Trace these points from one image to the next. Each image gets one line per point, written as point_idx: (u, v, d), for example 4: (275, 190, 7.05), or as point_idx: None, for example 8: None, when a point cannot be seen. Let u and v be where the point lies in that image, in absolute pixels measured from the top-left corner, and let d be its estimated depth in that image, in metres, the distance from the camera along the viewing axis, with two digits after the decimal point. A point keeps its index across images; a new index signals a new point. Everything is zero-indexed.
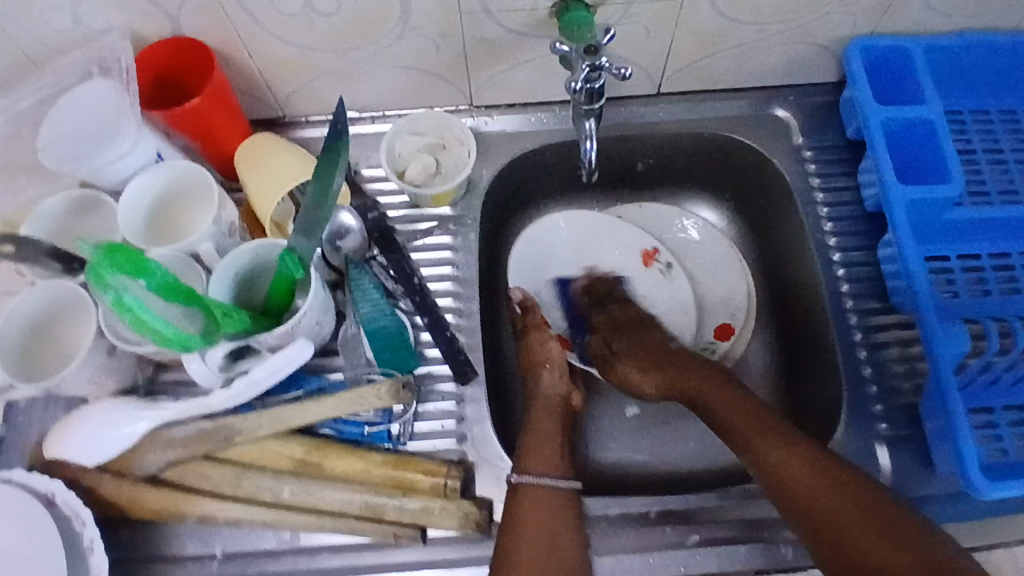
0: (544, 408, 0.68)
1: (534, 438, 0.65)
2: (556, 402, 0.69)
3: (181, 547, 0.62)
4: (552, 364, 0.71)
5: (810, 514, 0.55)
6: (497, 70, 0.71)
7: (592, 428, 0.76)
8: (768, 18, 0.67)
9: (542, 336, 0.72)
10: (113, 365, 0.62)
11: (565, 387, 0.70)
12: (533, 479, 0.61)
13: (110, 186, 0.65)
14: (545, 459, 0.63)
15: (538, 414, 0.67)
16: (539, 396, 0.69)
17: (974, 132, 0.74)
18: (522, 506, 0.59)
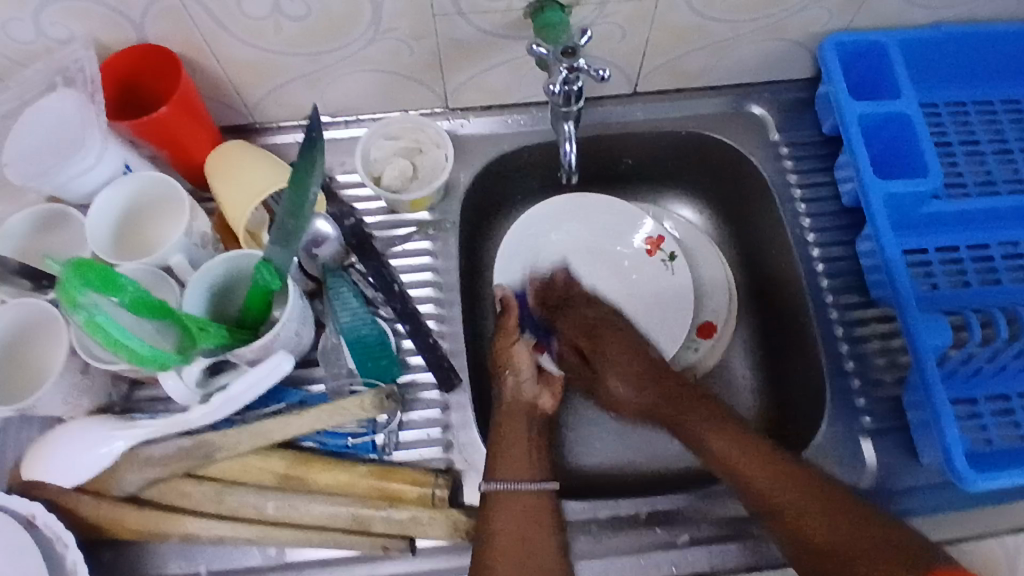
0: (512, 410, 0.66)
1: (505, 441, 0.64)
2: (526, 403, 0.67)
3: (164, 567, 0.60)
4: (516, 369, 0.69)
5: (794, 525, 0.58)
6: (473, 72, 0.70)
7: (570, 434, 0.75)
8: (742, 15, 0.67)
9: (509, 339, 0.70)
10: (87, 384, 0.60)
11: (533, 389, 0.69)
12: (505, 486, 0.61)
13: (78, 199, 0.63)
14: (520, 466, 0.62)
15: (508, 416, 0.66)
16: (506, 400, 0.67)
17: (949, 124, 0.75)
18: (494, 513, 0.60)
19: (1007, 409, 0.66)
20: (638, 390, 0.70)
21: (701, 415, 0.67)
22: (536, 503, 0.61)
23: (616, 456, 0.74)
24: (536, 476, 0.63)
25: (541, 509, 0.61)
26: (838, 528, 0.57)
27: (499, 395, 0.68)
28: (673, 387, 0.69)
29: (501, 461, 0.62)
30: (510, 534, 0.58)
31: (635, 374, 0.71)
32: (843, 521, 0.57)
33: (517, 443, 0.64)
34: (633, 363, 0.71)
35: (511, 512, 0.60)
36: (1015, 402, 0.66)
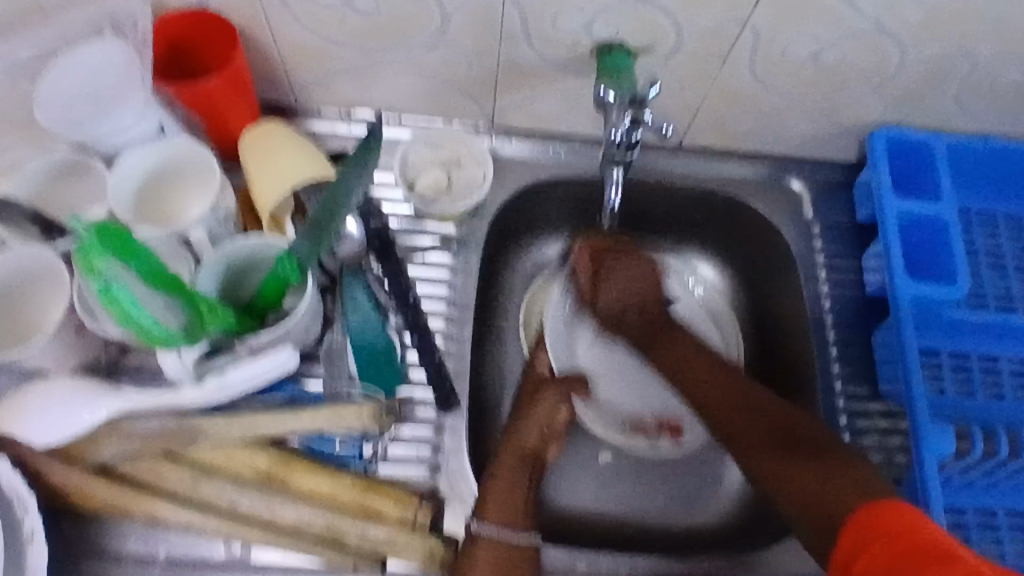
0: (517, 456, 0.63)
1: (501, 483, 0.61)
2: (531, 450, 0.64)
3: (124, 545, 0.58)
4: (547, 418, 0.66)
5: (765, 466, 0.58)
6: (525, 96, 0.69)
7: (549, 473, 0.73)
8: (801, 90, 0.67)
9: (557, 395, 0.68)
10: (79, 344, 0.57)
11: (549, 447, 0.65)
12: (492, 532, 0.58)
13: (104, 153, 0.61)
14: (506, 510, 0.60)
15: (502, 466, 0.62)
16: (512, 445, 0.63)
17: (978, 233, 0.75)
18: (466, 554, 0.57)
19: (991, 525, 0.66)
20: (636, 301, 0.73)
21: (699, 370, 0.68)
22: (517, 555, 0.58)
23: (598, 502, 0.72)
24: (527, 526, 0.60)
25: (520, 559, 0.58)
26: (811, 472, 0.55)
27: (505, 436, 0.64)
28: (659, 318, 0.72)
29: (491, 502, 0.60)
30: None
31: (634, 294, 0.73)
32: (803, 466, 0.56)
33: (515, 488, 0.61)
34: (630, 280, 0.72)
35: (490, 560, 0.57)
36: (1000, 519, 0.66)
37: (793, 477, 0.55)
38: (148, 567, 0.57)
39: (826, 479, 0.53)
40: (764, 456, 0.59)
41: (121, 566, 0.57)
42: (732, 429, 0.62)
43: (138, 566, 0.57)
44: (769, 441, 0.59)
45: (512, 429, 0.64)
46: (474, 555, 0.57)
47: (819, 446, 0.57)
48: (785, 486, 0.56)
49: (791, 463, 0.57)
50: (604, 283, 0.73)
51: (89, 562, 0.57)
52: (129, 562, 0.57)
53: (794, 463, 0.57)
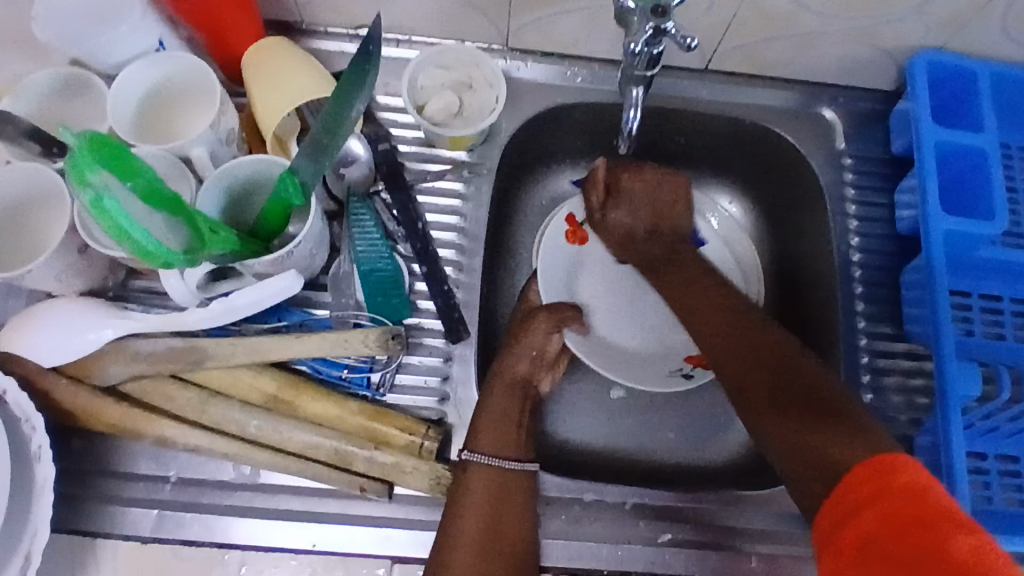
0: (506, 384, 0.62)
1: (491, 410, 0.60)
2: (519, 377, 0.63)
3: (134, 464, 0.58)
4: (538, 349, 0.64)
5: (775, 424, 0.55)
6: (542, 13, 0.65)
7: (552, 403, 0.73)
8: (842, 8, 0.62)
9: (544, 328, 0.65)
10: (83, 265, 0.57)
11: (532, 372, 0.64)
12: (486, 460, 0.58)
13: (102, 69, 0.59)
14: (499, 438, 0.59)
15: (493, 393, 0.61)
16: (501, 373, 0.62)
17: (1022, 168, 0.70)
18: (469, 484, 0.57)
19: (1014, 471, 0.63)
20: (640, 219, 0.73)
21: (718, 317, 0.64)
22: (512, 484, 0.58)
23: (604, 436, 0.72)
24: (517, 454, 0.60)
25: (516, 488, 0.58)
26: (813, 427, 0.52)
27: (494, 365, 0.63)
28: (668, 242, 0.73)
29: (485, 430, 0.59)
30: (479, 510, 0.56)
31: (645, 202, 0.73)
32: (813, 431, 0.52)
33: (504, 415, 0.61)
34: (645, 201, 0.73)
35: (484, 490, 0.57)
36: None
37: (805, 442, 0.52)
38: (159, 487, 0.58)
39: (829, 433, 0.51)
40: (775, 417, 0.56)
41: (132, 485, 0.58)
42: (746, 389, 0.59)
43: (148, 486, 0.58)
44: (782, 403, 0.56)
45: (500, 359, 0.63)
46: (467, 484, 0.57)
47: (828, 398, 0.54)
48: (790, 447, 0.53)
49: (796, 429, 0.54)
50: (619, 198, 0.73)
51: (100, 480, 0.58)
52: (140, 482, 0.58)
53: (805, 430, 0.53)
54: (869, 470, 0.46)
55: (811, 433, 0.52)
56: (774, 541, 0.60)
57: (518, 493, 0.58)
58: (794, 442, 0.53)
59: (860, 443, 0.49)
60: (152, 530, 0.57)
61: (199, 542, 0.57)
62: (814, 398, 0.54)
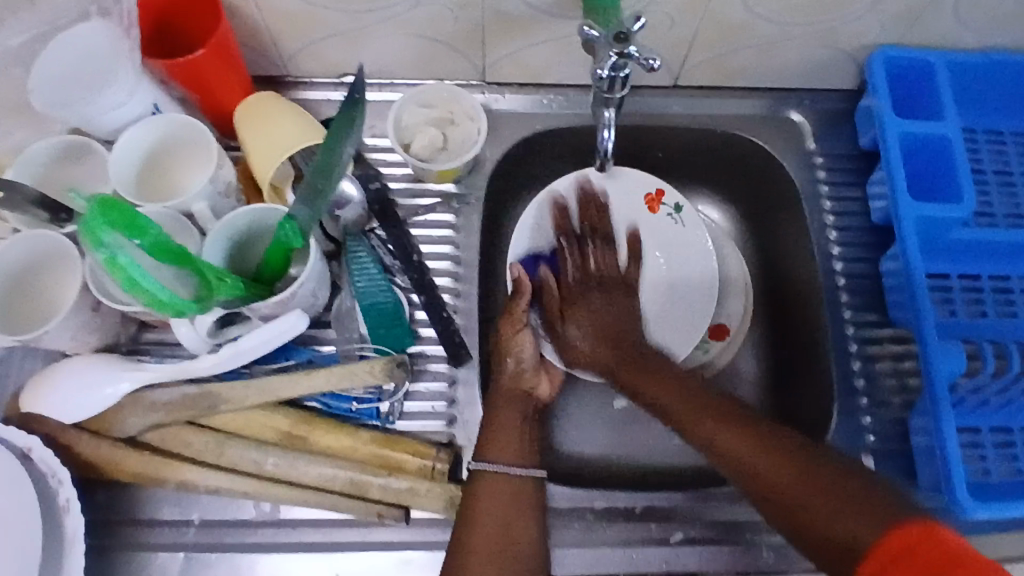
0: (506, 397, 0.64)
1: (498, 421, 0.62)
2: (519, 390, 0.65)
3: (158, 511, 0.60)
4: (515, 355, 0.67)
5: (778, 499, 0.52)
6: (515, 46, 0.69)
7: (560, 422, 0.75)
8: (795, 17, 0.65)
9: (517, 325, 0.68)
10: (97, 321, 0.59)
11: (532, 377, 0.67)
12: (494, 468, 0.59)
13: (104, 135, 0.63)
14: (513, 447, 0.61)
15: (500, 405, 0.64)
16: (504, 384, 0.65)
17: (986, 152, 0.73)
18: (479, 494, 0.58)
19: (1008, 442, 0.65)
20: (602, 323, 0.69)
21: (686, 394, 0.61)
22: (520, 489, 0.59)
23: (611, 449, 0.74)
24: (525, 461, 0.61)
25: (521, 495, 0.59)
26: (824, 498, 0.49)
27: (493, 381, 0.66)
28: (615, 326, 0.68)
29: (495, 443, 0.61)
30: (489, 517, 0.57)
31: (600, 314, 0.69)
32: (819, 494, 0.50)
33: (509, 426, 0.63)
34: (595, 317, 0.69)
35: (494, 498, 0.58)
36: (1017, 436, 0.65)
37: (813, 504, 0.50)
38: (182, 531, 0.60)
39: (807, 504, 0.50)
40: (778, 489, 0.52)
41: (157, 531, 0.60)
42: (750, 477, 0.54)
43: (172, 531, 0.60)
44: (778, 474, 0.53)
45: (494, 375, 0.66)
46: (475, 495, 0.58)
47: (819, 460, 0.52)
48: (777, 505, 0.52)
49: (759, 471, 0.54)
50: (572, 311, 0.70)
51: (126, 529, 0.60)
52: (164, 528, 0.60)
53: (811, 494, 0.50)
54: (900, 541, 0.43)
55: (820, 501, 0.49)
56: None
57: (528, 502, 0.59)
58: (773, 491, 0.52)
59: (840, 509, 0.48)
60: (180, 573, 0.59)
61: None
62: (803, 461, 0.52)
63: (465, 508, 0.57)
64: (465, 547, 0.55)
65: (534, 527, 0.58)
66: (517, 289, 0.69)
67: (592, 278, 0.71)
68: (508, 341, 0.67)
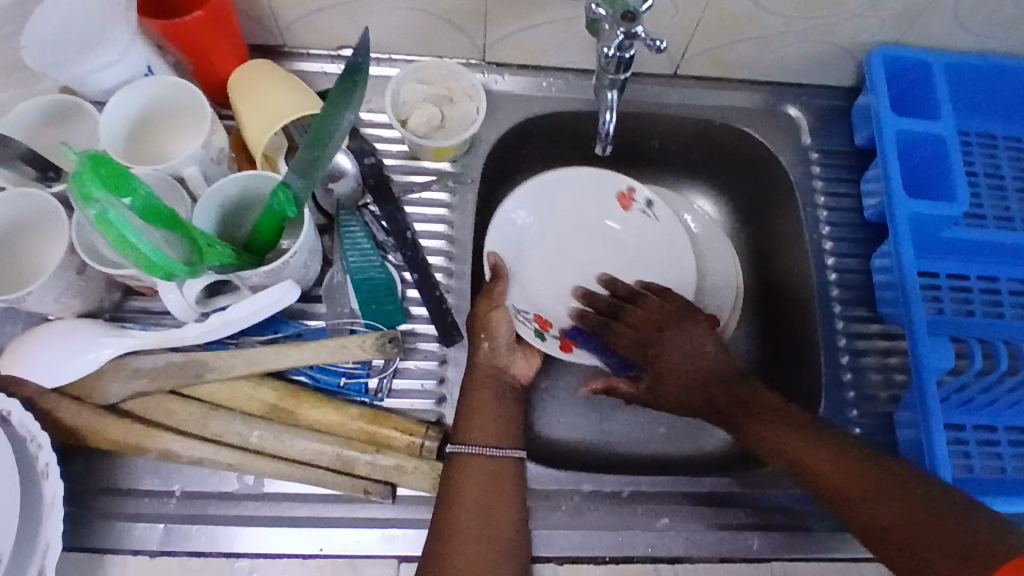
0: (485, 374, 0.63)
1: (474, 403, 0.61)
2: (497, 367, 0.64)
3: (138, 480, 0.59)
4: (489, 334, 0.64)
5: (869, 520, 0.53)
6: (517, 26, 0.68)
7: (547, 407, 0.74)
8: (800, 10, 0.66)
9: (492, 303, 0.66)
10: (82, 285, 0.58)
11: (508, 356, 0.65)
12: (474, 450, 0.58)
13: (94, 96, 0.61)
14: (499, 427, 0.61)
15: (475, 385, 0.62)
16: (480, 363, 0.64)
17: (977, 154, 0.75)
18: (460, 479, 0.57)
19: (990, 440, 0.66)
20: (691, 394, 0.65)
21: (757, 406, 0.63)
22: (501, 470, 0.58)
23: (599, 436, 0.73)
24: (504, 442, 0.60)
25: (501, 476, 0.58)
26: (907, 513, 0.52)
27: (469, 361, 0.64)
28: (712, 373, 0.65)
29: (477, 426, 0.60)
30: (469, 502, 0.56)
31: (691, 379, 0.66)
32: (896, 501, 0.52)
33: (488, 405, 0.62)
34: (687, 367, 0.66)
35: (475, 478, 0.57)
36: (999, 434, 0.66)
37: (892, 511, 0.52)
38: (163, 502, 0.59)
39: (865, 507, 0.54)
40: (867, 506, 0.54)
41: (137, 501, 0.59)
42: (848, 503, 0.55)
43: (152, 501, 0.59)
44: (873, 490, 0.54)
45: (472, 353, 0.64)
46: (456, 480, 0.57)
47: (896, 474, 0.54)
48: (863, 522, 0.53)
49: (843, 489, 0.55)
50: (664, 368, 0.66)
51: (105, 498, 0.59)
52: (145, 498, 0.59)
53: (898, 507, 0.52)
54: None
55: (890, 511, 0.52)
56: (769, 521, 0.62)
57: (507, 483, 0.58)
58: (849, 502, 0.55)
59: (912, 518, 0.51)
60: (159, 544, 0.58)
61: (206, 553, 0.58)
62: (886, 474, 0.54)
63: (444, 492, 0.56)
64: (446, 534, 0.55)
65: (513, 510, 0.57)
66: (495, 273, 0.68)
67: (661, 323, 0.68)
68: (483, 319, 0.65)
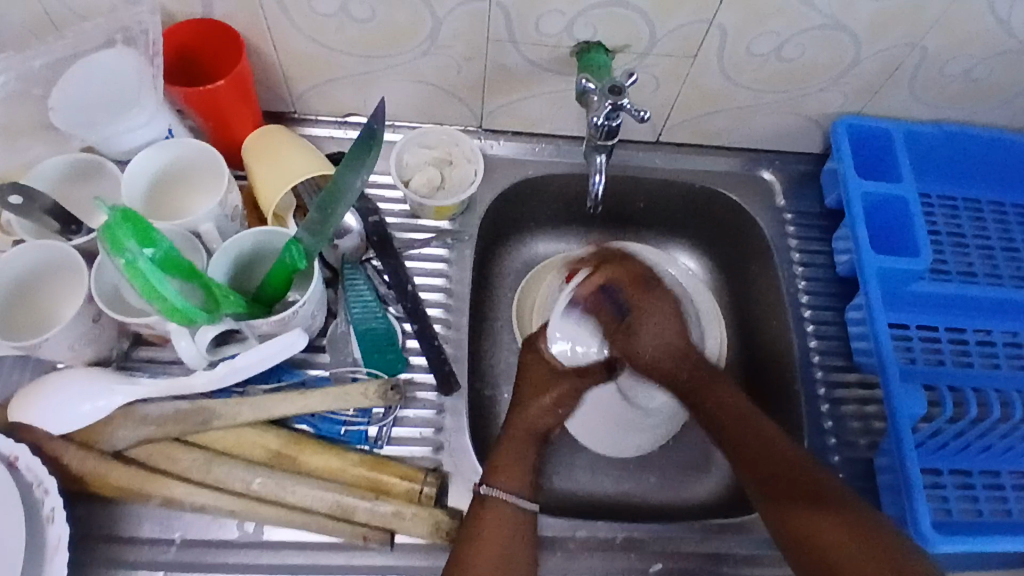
0: (524, 430, 0.67)
1: (508, 452, 0.65)
2: (541, 429, 0.67)
3: (139, 528, 0.60)
4: (558, 400, 0.68)
5: (777, 508, 0.61)
6: (512, 97, 0.74)
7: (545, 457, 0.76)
8: (769, 85, 0.72)
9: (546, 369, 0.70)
10: (95, 333, 0.60)
11: (551, 420, 0.68)
12: (502, 496, 0.61)
13: (116, 155, 0.65)
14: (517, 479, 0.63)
15: (512, 438, 0.66)
16: (520, 418, 0.67)
17: (939, 215, 0.80)
18: (486, 516, 0.60)
19: (968, 484, 0.69)
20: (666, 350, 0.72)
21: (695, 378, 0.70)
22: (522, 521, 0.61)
23: (591, 485, 0.75)
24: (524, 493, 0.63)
25: (523, 530, 0.61)
26: (804, 510, 0.59)
27: (513, 413, 0.68)
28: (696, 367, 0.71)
29: (502, 468, 0.63)
30: (490, 543, 0.58)
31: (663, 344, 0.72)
32: (817, 510, 0.59)
33: (519, 456, 0.65)
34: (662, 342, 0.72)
35: (499, 525, 0.60)
36: (975, 478, 0.69)
37: (799, 521, 0.59)
38: (163, 550, 0.60)
39: (784, 511, 0.60)
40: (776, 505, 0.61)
41: (137, 549, 0.60)
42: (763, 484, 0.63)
43: (153, 549, 0.60)
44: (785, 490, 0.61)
45: (520, 408, 0.68)
46: (486, 517, 0.60)
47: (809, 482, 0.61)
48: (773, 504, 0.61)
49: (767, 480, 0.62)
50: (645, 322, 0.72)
51: (106, 545, 0.60)
52: (145, 546, 0.60)
53: (796, 512, 0.60)
54: None
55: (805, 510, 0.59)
56: (756, 564, 0.64)
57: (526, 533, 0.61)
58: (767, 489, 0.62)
59: (822, 514, 0.58)
60: None
61: None
62: (797, 481, 0.61)
63: (470, 527, 0.60)
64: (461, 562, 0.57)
65: (528, 560, 0.59)
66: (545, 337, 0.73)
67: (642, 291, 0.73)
68: (538, 376, 0.70)
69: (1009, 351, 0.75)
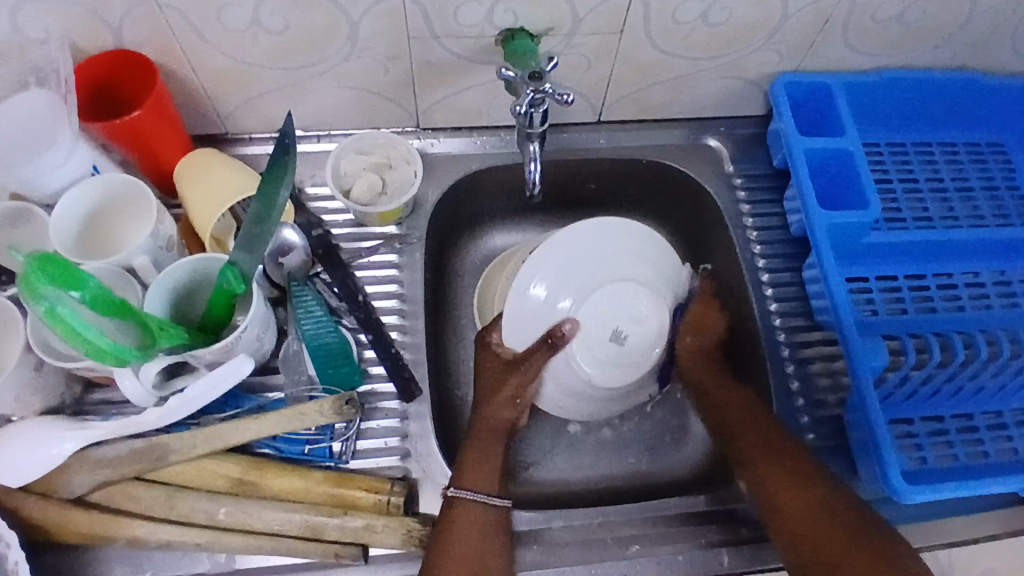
0: (490, 428, 0.66)
1: (476, 452, 0.64)
2: (509, 423, 0.66)
3: (110, 571, 0.60)
4: (518, 391, 0.66)
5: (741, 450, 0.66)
6: (445, 93, 0.73)
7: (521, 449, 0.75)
8: (702, 51, 0.71)
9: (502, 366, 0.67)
10: (41, 381, 0.59)
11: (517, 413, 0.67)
12: (472, 496, 0.61)
13: (43, 198, 0.64)
14: (483, 475, 0.63)
15: (480, 439, 0.65)
16: (486, 418, 0.66)
17: (890, 162, 0.80)
18: (456, 518, 0.60)
19: (941, 430, 0.69)
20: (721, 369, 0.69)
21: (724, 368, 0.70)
22: (495, 519, 0.61)
23: (569, 473, 0.74)
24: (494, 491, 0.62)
25: (497, 527, 0.61)
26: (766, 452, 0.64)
27: (478, 412, 0.67)
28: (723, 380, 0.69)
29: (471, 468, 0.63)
30: (461, 545, 0.58)
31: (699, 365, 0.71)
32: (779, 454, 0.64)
33: (490, 457, 0.64)
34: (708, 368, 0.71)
35: (471, 525, 0.60)
36: (947, 424, 0.69)
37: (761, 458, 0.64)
38: None
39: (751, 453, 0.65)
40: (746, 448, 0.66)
41: None
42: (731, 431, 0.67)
43: None
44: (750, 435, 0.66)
45: (483, 405, 0.67)
46: (456, 520, 0.60)
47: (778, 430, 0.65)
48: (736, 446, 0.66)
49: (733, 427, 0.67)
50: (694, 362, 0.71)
51: None
52: None
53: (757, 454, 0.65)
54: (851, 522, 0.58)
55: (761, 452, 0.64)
56: (735, 533, 0.64)
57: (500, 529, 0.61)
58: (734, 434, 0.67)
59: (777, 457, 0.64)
60: None
61: None
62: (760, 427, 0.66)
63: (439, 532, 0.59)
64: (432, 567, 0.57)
65: (505, 557, 0.59)
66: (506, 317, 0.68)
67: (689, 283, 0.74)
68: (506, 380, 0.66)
69: (971, 292, 0.75)
